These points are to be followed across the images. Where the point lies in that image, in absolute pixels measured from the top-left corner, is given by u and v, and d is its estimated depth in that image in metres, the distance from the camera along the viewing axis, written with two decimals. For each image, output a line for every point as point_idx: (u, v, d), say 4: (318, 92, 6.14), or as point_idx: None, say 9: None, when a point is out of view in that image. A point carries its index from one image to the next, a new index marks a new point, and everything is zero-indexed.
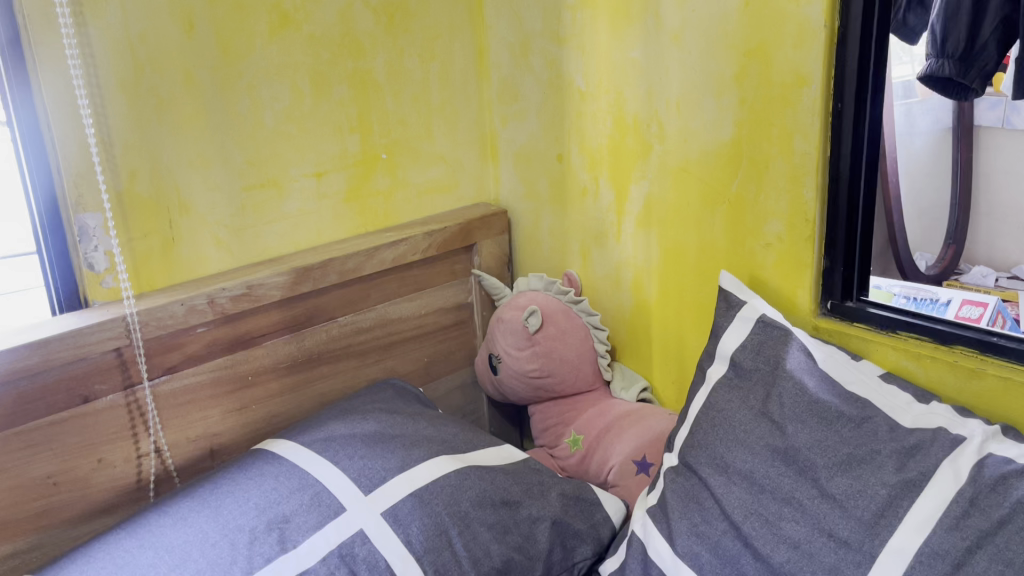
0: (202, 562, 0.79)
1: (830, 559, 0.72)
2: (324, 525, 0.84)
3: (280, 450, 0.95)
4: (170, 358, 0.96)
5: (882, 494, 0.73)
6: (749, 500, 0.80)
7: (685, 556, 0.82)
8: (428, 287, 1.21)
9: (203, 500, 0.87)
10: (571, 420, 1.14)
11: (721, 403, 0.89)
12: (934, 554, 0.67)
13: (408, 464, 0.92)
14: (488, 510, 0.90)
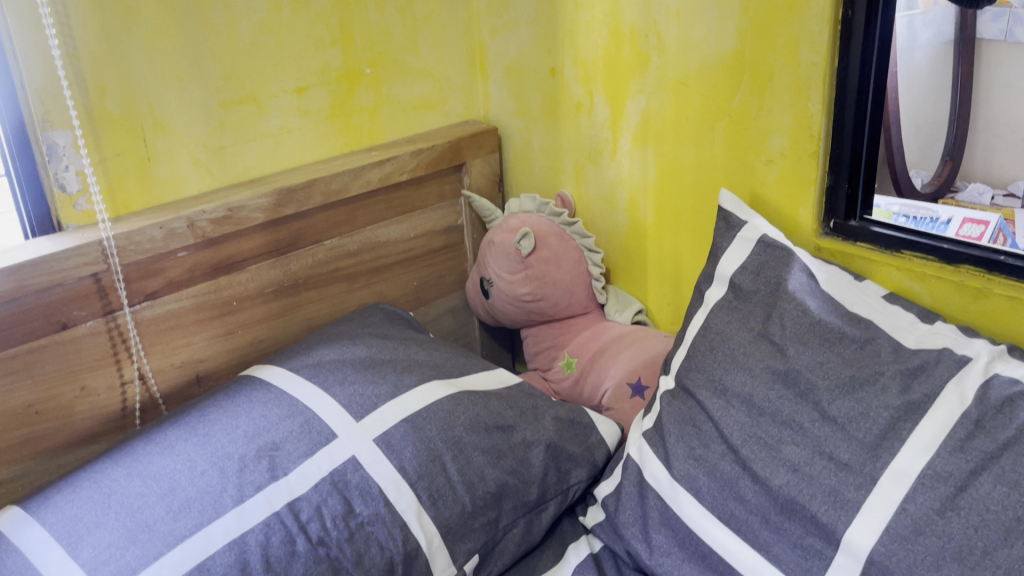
0: (191, 491, 0.77)
1: (830, 482, 0.71)
2: (316, 452, 0.82)
3: (268, 377, 0.92)
4: (151, 283, 0.93)
5: (885, 417, 0.71)
6: (747, 423, 0.79)
7: (682, 479, 0.81)
8: (417, 208, 1.18)
9: (190, 428, 0.85)
10: (564, 344, 1.13)
11: (719, 325, 0.86)
12: (937, 476, 0.67)
13: (399, 390, 0.90)
14: (482, 435, 0.89)
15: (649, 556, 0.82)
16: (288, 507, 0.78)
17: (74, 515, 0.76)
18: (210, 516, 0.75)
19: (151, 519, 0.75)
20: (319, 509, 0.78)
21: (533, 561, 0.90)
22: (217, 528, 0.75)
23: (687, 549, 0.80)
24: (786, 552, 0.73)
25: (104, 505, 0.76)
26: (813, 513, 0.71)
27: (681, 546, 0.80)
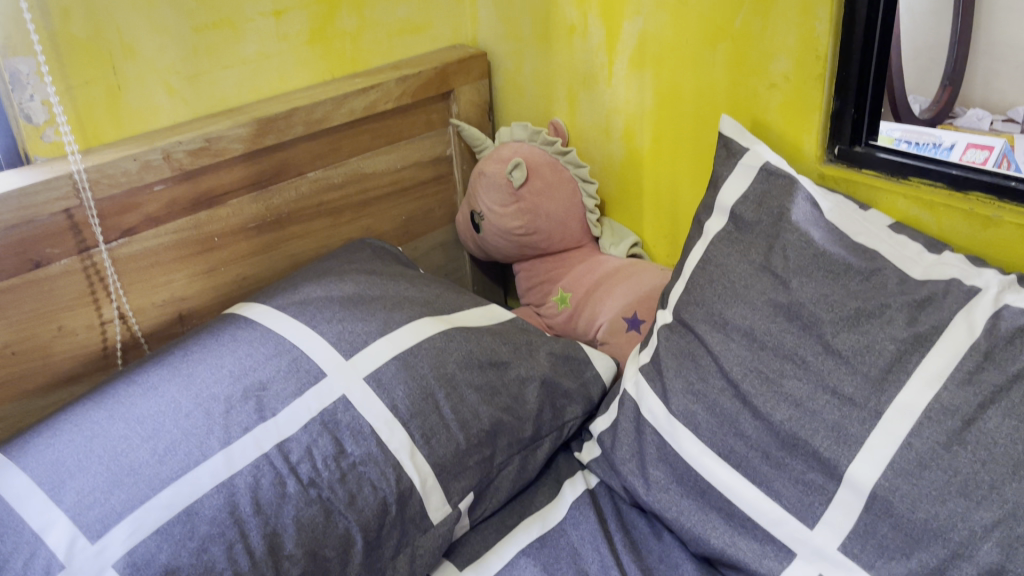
0: (176, 433, 0.75)
1: (833, 417, 0.70)
2: (304, 391, 0.80)
3: (253, 315, 0.89)
4: (127, 218, 0.89)
5: (891, 350, 0.69)
6: (748, 358, 0.77)
7: (680, 415, 0.80)
8: (403, 138, 1.13)
9: (173, 368, 0.82)
10: (557, 278, 1.10)
11: (719, 256, 0.84)
12: (943, 410, 0.65)
13: (389, 327, 0.87)
14: (475, 372, 0.87)
15: (646, 492, 0.81)
16: (277, 448, 0.76)
17: (56, 459, 0.73)
18: (196, 459, 0.73)
19: (136, 463, 0.72)
20: (310, 450, 0.76)
21: (529, 498, 0.89)
22: (205, 471, 0.72)
23: (685, 485, 0.79)
24: (787, 487, 0.71)
25: (86, 449, 0.74)
26: (815, 449, 0.70)
27: (679, 483, 0.79)
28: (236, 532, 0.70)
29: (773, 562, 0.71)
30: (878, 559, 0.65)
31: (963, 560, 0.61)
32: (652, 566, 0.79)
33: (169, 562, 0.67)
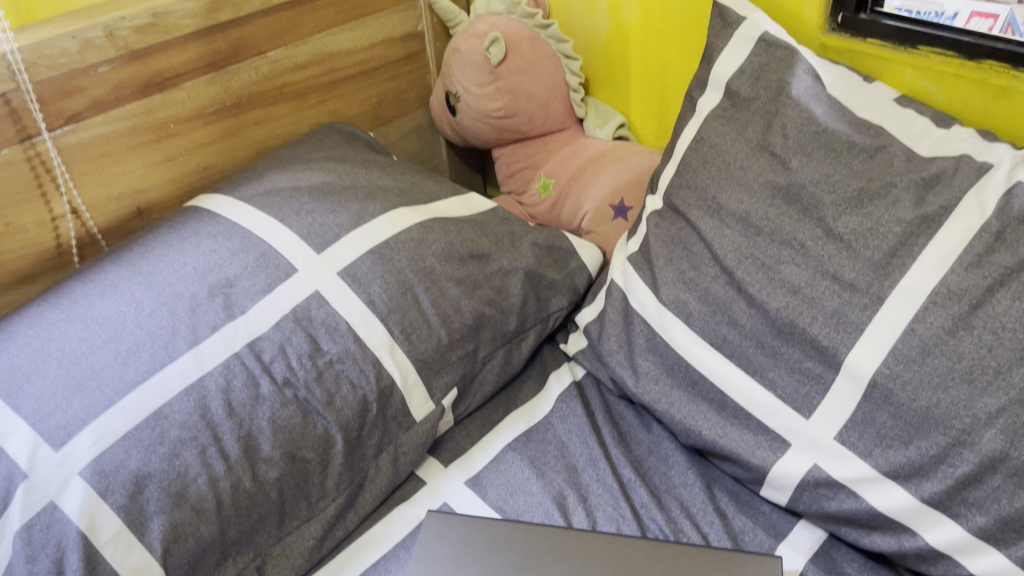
0: (139, 334, 0.70)
1: (832, 303, 0.66)
2: (275, 288, 0.75)
3: (216, 208, 0.83)
4: (72, 104, 0.81)
5: (897, 233, 0.65)
6: (743, 244, 0.73)
7: (671, 305, 0.76)
8: (371, 13, 1.05)
9: (133, 265, 0.77)
10: (539, 164, 1.04)
11: (713, 136, 0.78)
12: (950, 294, 0.62)
13: (362, 219, 0.82)
14: (456, 265, 0.82)
15: (635, 384, 0.79)
16: (249, 348, 0.72)
17: (12, 364, 0.69)
18: (162, 360, 0.69)
19: (97, 366, 0.68)
20: (283, 349, 0.73)
21: (514, 392, 0.86)
22: (172, 373, 0.69)
23: (675, 376, 0.76)
24: (782, 377, 0.69)
25: (44, 353, 0.69)
26: (813, 337, 0.67)
27: (669, 375, 0.76)
28: (209, 436, 0.67)
29: (766, 452, 0.70)
30: (875, 447, 0.64)
31: (963, 447, 0.59)
32: (642, 458, 0.78)
33: (140, 469, 0.64)
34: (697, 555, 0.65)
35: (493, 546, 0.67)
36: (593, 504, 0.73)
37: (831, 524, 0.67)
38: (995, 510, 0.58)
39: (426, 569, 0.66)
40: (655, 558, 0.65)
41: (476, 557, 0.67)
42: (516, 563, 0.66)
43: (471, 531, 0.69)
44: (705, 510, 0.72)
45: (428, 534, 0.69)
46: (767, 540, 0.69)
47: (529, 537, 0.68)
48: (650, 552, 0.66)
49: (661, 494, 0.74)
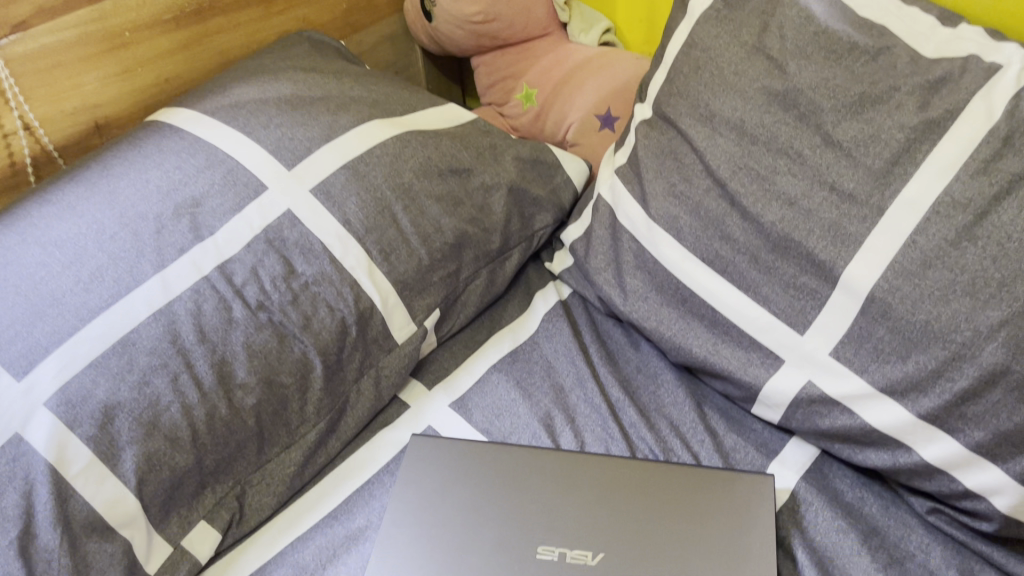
0: (102, 258, 0.67)
1: (830, 215, 0.64)
2: (244, 208, 0.71)
3: (179, 123, 0.78)
4: (16, 10, 0.75)
5: (900, 139, 0.62)
6: (737, 154, 0.69)
7: (660, 220, 0.73)
8: None
9: (91, 184, 0.72)
10: (522, 73, 0.99)
11: (706, 40, 0.74)
12: (954, 204, 0.59)
13: (335, 133, 0.77)
14: (435, 181, 0.78)
15: (623, 302, 0.76)
16: (219, 271, 0.68)
17: None
18: (128, 285, 0.65)
19: (59, 291, 0.64)
20: (255, 271, 0.69)
21: (498, 312, 0.83)
22: (139, 297, 0.65)
23: (665, 294, 0.73)
24: (775, 293, 0.67)
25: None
26: (810, 251, 0.64)
27: (658, 292, 0.74)
28: (180, 362, 0.64)
29: (758, 370, 0.68)
30: (871, 363, 0.62)
31: (963, 361, 0.57)
32: (630, 377, 0.76)
33: (109, 398, 0.61)
34: (691, 475, 0.64)
35: (479, 469, 0.66)
36: (581, 425, 0.71)
37: (824, 441, 0.66)
38: (994, 425, 0.56)
39: (411, 494, 0.65)
40: (647, 479, 0.64)
41: (462, 482, 0.65)
42: (504, 486, 0.65)
43: (456, 455, 0.67)
44: (696, 428, 0.70)
45: (412, 459, 0.67)
46: (758, 458, 0.68)
47: (516, 459, 0.66)
48: (643, 472, 0.64)
49: (650, 414, 0.72)
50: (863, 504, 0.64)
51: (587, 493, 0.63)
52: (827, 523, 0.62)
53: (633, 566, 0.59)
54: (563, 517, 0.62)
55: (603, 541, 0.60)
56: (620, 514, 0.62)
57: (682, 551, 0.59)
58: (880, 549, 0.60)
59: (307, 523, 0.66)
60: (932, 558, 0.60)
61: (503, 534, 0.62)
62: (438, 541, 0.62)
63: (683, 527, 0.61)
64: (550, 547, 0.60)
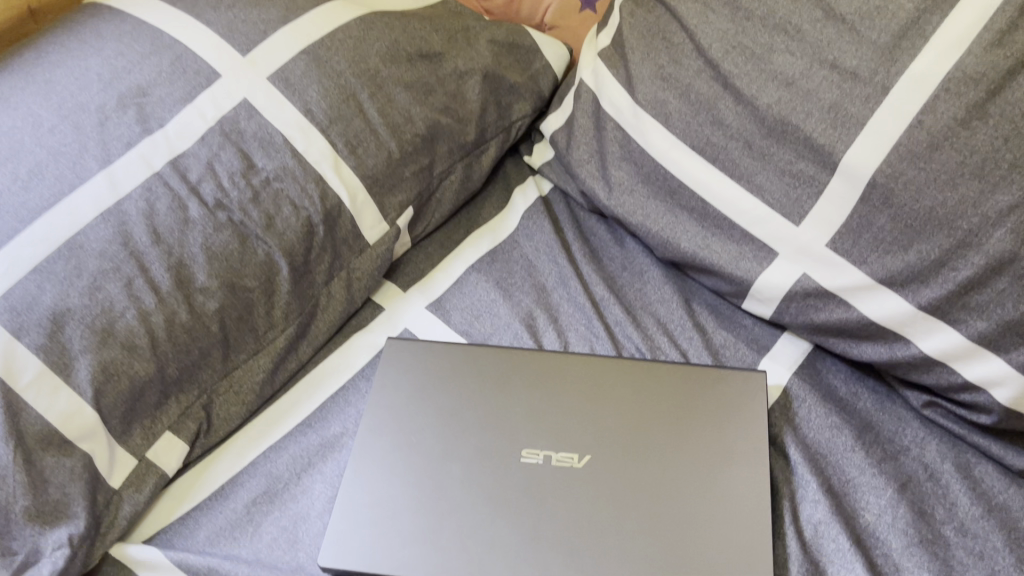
0: (41, 153, 0.61)
1: (830, 96, 0.59)
2: (196, 98, 0.65)
3: (119, 5, 0.71)
4: None
5: (910, 10, 0.56)
6: (731, 31, 0.64)
7: (647, 106, 0.68)
8: None
9: (25, 73, 0.66)
10: None
11: None
12: (966, 79, 0.54)
13: (292, 14, 0.71)
14: (403, 66, 0.72)
15: (607, 195, 0.72)
16: (171, 167, 0.63)
17: None
18: (71, 183, 0.60)
19: None
20: (211, 166, 0.64)
21: (475, 210, 0.79)
22: (84, 196, 0.60)
23: (652, 186, 0.69)
24: (770, 181, 0.63)
25: None
26: (807, 135, 0.60)
27: (645, 184, 0.70)
28: (133, 266, 0.59)
29: (751, 264, 0.64)
30: (871, 254, 0.59)
31: (969, 249, 0.54)
32: (615, 274, 0.72)
33: (57, 304, 0.56)
34: (683, 373, 0.61)
35: (458, 373, 0.63)
36: (565, 325, 0.68)
37: (818, 336, 0.63)
38: (999, 315, 0.54)
39: (387, 400, 0.62)
40: (635, 380, 0.61)
41: (442, 386, 0.62)
42: (485, 389, 0.62)
43: (435, 359, 0.64)
44: (684, 326, 0.67)
45: (387, 363, 0.64)
46: (749, 355, 0.65)
47: (497, 362, 0.63)
48: (632, 372, 0.61)
49: (636, 312, 0.69)
50: (857, 399, 0.62)
51: (572, 395, 0.61)
52: (820, 420, 0.60)
53: (622, 468, 0.57)
54: (548, 420, 0.59)
55: (589, 444, 0.58)
56: (606, 415, 0.59)
57: (672, 454, 0.57)
58: (874, 445, 0.59)
59: (280, 431, 0.63)
60: (928, 452, 0.58)
61: (485, 440, 0.59)
62: (417, 447, 0.59)
63: (674, 427, 0.58)
64: (535, 451, 0.58)
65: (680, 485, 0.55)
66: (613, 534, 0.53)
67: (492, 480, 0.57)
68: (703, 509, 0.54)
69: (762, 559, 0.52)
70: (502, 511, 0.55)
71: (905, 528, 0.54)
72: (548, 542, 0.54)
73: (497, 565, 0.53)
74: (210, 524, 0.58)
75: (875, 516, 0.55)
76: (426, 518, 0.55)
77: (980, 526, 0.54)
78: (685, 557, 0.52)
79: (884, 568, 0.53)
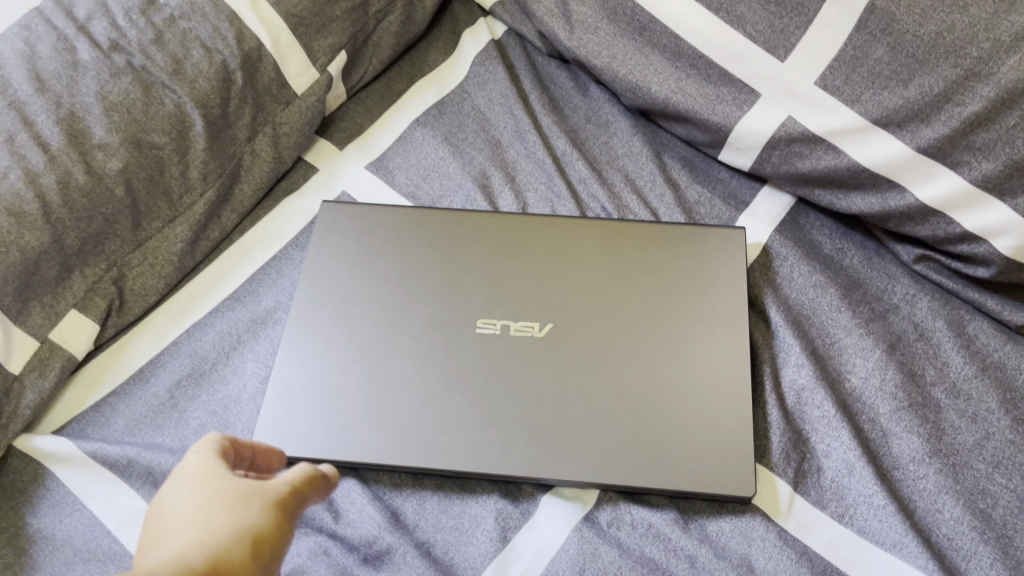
0: None
1: None
2: None
3: None
4: None
5: None
6: None
7: None
8: None
9: None
10: None
11: None
12: None
13: None
14: None
15: (568, 36, 0.63)
16: (53, 3, 0.56)
17: None
18: None
19: None
20: (102, 1, 0.56)
21: (420, 56, 0.70)
22: None
23: (619, 23, 0.61)
24: (753, 11, 0.54)
25: None
26: None
27: (611, 21, 0.61)
28: (14, 120, 0.51)
29: (729, 108, 0.58)
30: (866, 90, 0.52)
31: (977, 81, 0.47)
32: (578, 127, 0.65)
33: None
34: (658, 233, 0.55)
35: (404, 238, 0.56)
36: (523, 184, 0.61)
37: (803, 189, 0.57)
38: (1007, 155, 0.48)
39: (324, 269, 0.55)
40: (600, 243, 0.55)
41: (386, 254, 0.55)
42: (434, 256, 0.55)
43: (376, 223, 0.56)
44: (655, 182, 0.60)
45: (323, 228, 0.56)
46: (726, 212, 0.59)
47: (448, 224, 0.56)
48: (600, 232, 0.55)
49: (601, 168, 0.62)
50: (842, 256, 0.57)
51: (533, 258, 0.54)
52: (803, 279, 0.55)
53: (588, 336, 0.51)
54: (504, 288, 0.53)
55: (552, 311, 0.52)
56: (571, 279, 0.53)
57: (642, 320, 0.51)
58: (861, 304, 0.54)
59: (204, 307, 0.56)
60: (918, 310, 0.53)
61: (435, 310, 0.53)
62: (359, 318, 0.53)
63: (646, 291, 0.52)
64: (492, 321, 0.52)
65: (652, 354, 0.50)
66: (578, 408, 0.48)
67: (444, 352, 0.51)
68: (677, 378, 0.49)
69: (737, 435, 0.47)
70: (456, 386, 0.50)
71: (894, 391, 0.50)
72: (507, 418, 0.48)
73: (452, 444, 0.48)
74: (129, 411, 0.52)
75: (861, 380, 0.51)
76: (372, 395, 0.50)
77: (974, 387, 0.50)
78: (658, 430, 0.48)
79: (870, 435, 0.49)
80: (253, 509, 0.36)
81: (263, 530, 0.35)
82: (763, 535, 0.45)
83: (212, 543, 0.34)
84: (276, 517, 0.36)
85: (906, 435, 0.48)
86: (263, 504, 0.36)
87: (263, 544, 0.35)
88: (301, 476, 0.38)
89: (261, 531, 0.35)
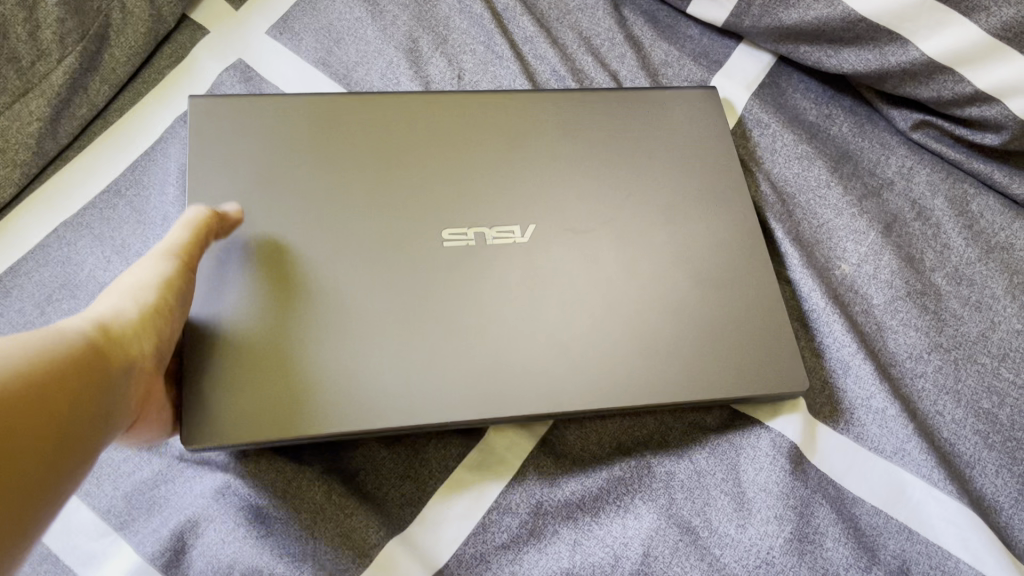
0: None
1: None
2: None
3: None
4: None
5: None
6: None
7: None
8: None
9: None
10: None
11: None
12: None
13: None
14: None
15: None
16: None
17: None
18: None
19: None
20: None
21: None
22: None
23: None
24: None
25: None
26: None
27: None
28: None
29: None
30: None
31: None
32: None
33: None
34: (632, 109, 0.46)
35: (319, 132, 0.42)
36: (457, 45, 0.52)
37: (785, 46, 0.49)
38: None
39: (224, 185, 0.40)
40: (568, 127, 0.45)
41: (302, 146, 0.42)
42: (372, 146, 0.42)
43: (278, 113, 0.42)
44: (614, 43, 0.52)
45: (204, 132, 0.41)
46: (696, 73, 0.51)
47: (366, 108, 0.43)
48: (562, 118, 0.45)
49: (550, 26, 0.53)
50: (830, 124, 0.50)
51: (490, 152, 0.43)
52: (787, 151, 0.48)
53: (572, 242, 0.41)
54: (468, 178, 0.42)
55: (531, 211, 0.42)
56: (545, 180, 0.43)
57: (631, 217, 0.43)
58: (852, 178, 0.47)
59: (76, 202, 0.46)
60: (915, 185, 0.47)
61: (385, 213, 0.40)
62: (280, 233, 0.39)
63: (620, 176, 0.44)
64: (460, 229, 0.41)
65: (647, 266, 0.42)
66: (579, 334, 0.39)
67: (410, 270, 0.39)
68: (676, 291, 0.41)
69: (725, 345, 0.40)
70: (428, 310, 0.38)
71: (890, 279, 0.43)
72: (506, 348, 0.38)
73: (435, 381, 0.37)
74: None
75: (853, 267, 0.44)
76: (310, 326, 0.37)
77: (977, 271, 0.44)
78: (672, 359, 0.40)
79: (863, 327, 0.43)
80: (152, 264, 0.35)
81: (163, 279, 0.35)
82: (755, 444, 0.40)
83: (110, 303, 0.33)
84: (175, 267, 0.35)
85: (903, 328, 0.42)
86: (159, 256, 0.35)
87: (163, 298, 0.34)
88: (196, 218, 0.37)
89: (164, 279, 0.35)
